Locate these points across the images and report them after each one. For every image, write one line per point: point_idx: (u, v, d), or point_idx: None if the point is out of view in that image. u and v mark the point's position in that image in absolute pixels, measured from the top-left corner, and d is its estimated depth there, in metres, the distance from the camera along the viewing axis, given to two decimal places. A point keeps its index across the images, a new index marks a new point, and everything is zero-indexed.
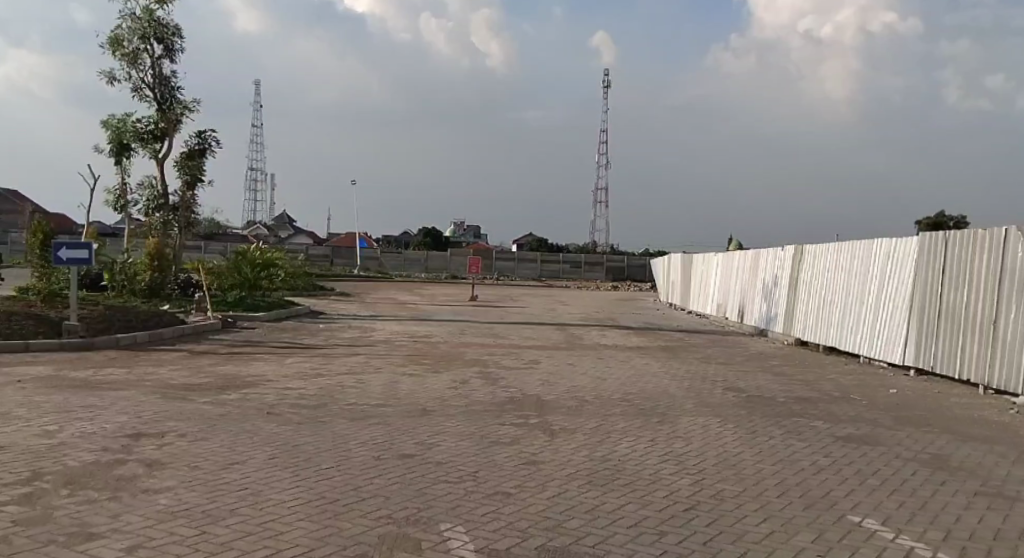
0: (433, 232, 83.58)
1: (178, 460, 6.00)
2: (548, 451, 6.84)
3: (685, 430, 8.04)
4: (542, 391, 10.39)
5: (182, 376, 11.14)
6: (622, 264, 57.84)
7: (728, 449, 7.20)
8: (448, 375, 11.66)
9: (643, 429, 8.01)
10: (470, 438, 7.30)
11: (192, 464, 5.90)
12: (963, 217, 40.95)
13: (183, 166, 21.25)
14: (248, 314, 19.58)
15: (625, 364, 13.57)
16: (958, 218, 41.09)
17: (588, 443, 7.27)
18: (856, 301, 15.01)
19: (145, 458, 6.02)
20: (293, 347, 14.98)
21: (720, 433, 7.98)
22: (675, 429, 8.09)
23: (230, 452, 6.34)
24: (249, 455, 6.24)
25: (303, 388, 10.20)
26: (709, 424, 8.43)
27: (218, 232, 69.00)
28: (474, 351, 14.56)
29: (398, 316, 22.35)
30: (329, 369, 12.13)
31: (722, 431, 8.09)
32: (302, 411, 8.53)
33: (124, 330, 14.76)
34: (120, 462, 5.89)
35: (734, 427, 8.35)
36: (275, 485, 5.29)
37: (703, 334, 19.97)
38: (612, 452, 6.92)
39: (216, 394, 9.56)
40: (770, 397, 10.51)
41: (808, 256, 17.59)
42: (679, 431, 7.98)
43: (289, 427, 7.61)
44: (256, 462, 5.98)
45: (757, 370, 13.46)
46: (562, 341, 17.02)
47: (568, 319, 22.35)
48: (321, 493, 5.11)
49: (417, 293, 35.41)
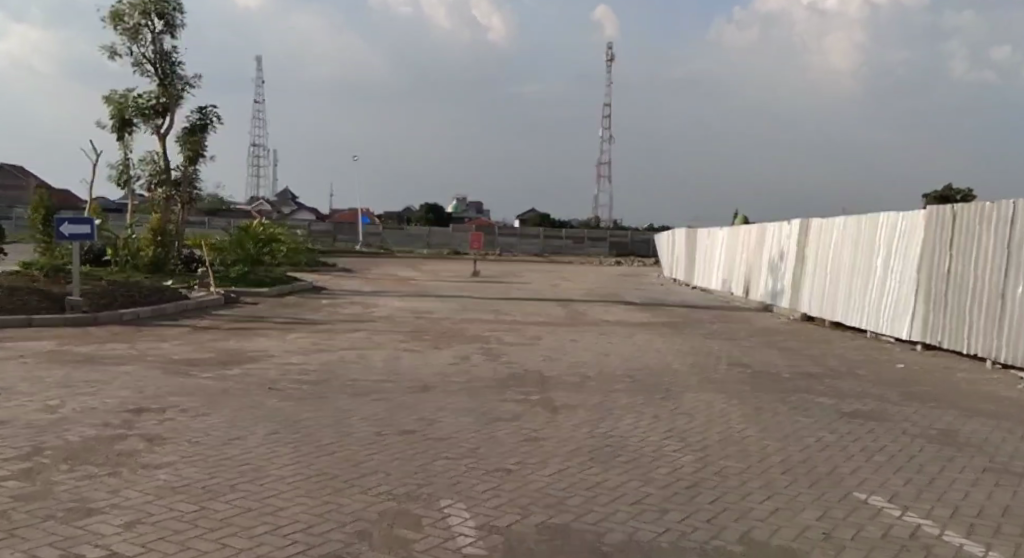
0: (435, 208, 83.37)
1: (180, 435, 5.98)
2: (551, 427, 6.82)
3: (688, 406, 8.02)
4: (544, 367, 10.37)
5: (184, 351, 11.12)
6: (625, 240, 57.71)
7: (731, 426, 7.17)
8: (450, 351, 11.65)
9: (646, 405, 7.99)
10: (473, 414, 7.29)
11: (193, 439, 5.88)
12: (969, 189, 40.74)
13: (185, 141, 21.14)
14: (252, 290, 19.57)
15: (627, 340, 13.57)
16: (966, 190, 40.89)
17: (591, 419, 7.25)
18: (861, 276, 14.94)
19: (146, 433, 6.00)
20: (296, 322, 14.99)
21: (724, 410, 7.94)
22: (678, 405, 8.06)
23: (231, 427, 6.33)
24: (250, 430, 6.22)
25: (305, 364, 10.18)
26: (712, 400, 8.41)
27: (221, 207, 68.84)
28: (476, 327, 14.55)
29: (401, 292, 22.31)
30: (332, 345, 12.13)
31: (726, 407, 8.06)
32: (304, 386, 8.51)
33: (127, 306, 14.74)
34: (121, 436, 5.87)
35: (737, 403, 8.33)
36: (276, 460, 5.28)
37: (706, 309, 19.95)
38: (615, 428, 6.91)
39: (219, 369, 9.55)
40: (774, 372, 10.49)
41: (814, 230, 17.49)
42: (682, 407, 7.96)
43: (291, 402, 7.60)
44: (258, 437, 5.97)
45: (761, 345, 13.41)
46: (565, 316, 17.01)
47: (571, 295, 22.31)
48: (323, 469, 5.09)
49: (420, 269, 35.35)
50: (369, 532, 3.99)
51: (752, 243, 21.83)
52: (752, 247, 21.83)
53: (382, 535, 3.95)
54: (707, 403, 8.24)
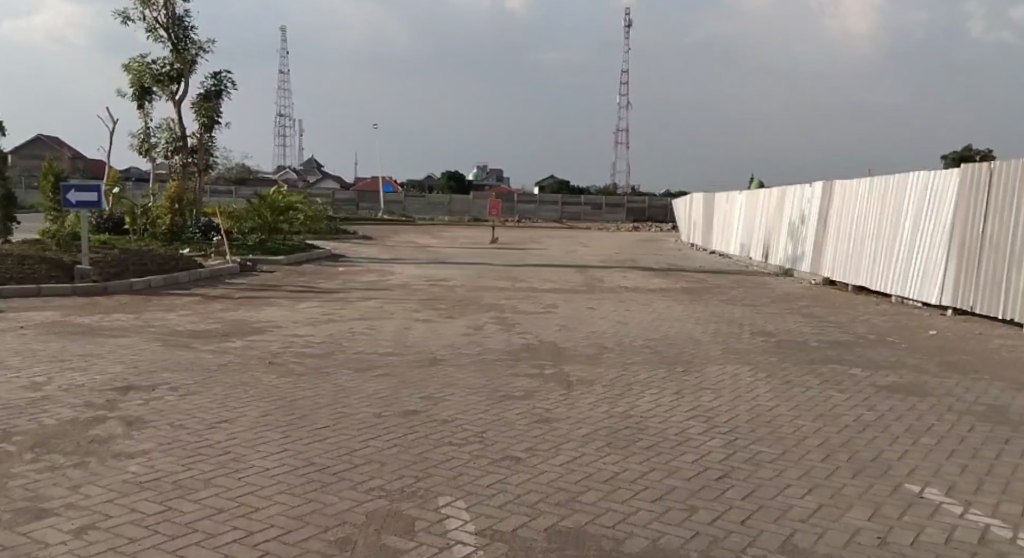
0: (454, 175, 82.54)
1: (163, 417, 5.50)
2: (564, 406, 6.30)
3: (716, 380, 7.45)
4: (560, 338, 9.81)
5: (190, 320, 10.64)
6: (642, 205, 56.79)
7: (762, 402, 6.59)
8: (463, 320, 11.15)
9: (669, 380, 7.42)
10: (479, 392, 6.76)
11: (176, 422, 5.40)
12: (990, 149, 39.58)
13: (199, 108, 20.49)
14: (267, 258, 19.07)
15: (647, 307, 12.99)
16: (985, 151, 39.76)
17: (608, 396, 6.70)
18: (887, 240, 14.20)
19: (127, 416, 5.52)
20: (308, 290, 14.56)
21: (754, 383, 7.36)
22: (704, 379, 7.49)
23: (219, 408, 5.84)
24: (240, 411, 5.74)
25: (310, 335, 9.69)
26: (741, 373, 7.83)
27: (244, 176, 68.47)
28: (490, 295, 14.00)
29: (416, 259, 21.80)
30: (340, 314, 11.67)
31: (755, 381, 7.48)
32: (305, 360, 8.03)
33: (139, 274, 14.07)
34: (99, 419, 5.40)
35: (766, 375, 7.74)
36: (262, 449, 4.81)
37: (726, 274, 19.25)
38: (635, 406, 6.35)
39: (222, 340, 9.05)
40: (802, 340, 9.88)
41: (836, 192, 16.69)
42: (709, 382, 7.39)
43: (288, 379, 7.11)
44: (246, 421, 5.49)
45: (790, 312, 12.73)
46: (582, 283, 16.45)
47: (588, 261, 21.68)
48: (312, 460, 4.63)
49: (438, 236, 34.80)
50: (353, 540, 3.51)
51: (771, 206, 21.04)
52: (771, 210, 21.05)
53: (368, 544, 3.47)
54: (736, 376, 7.66)
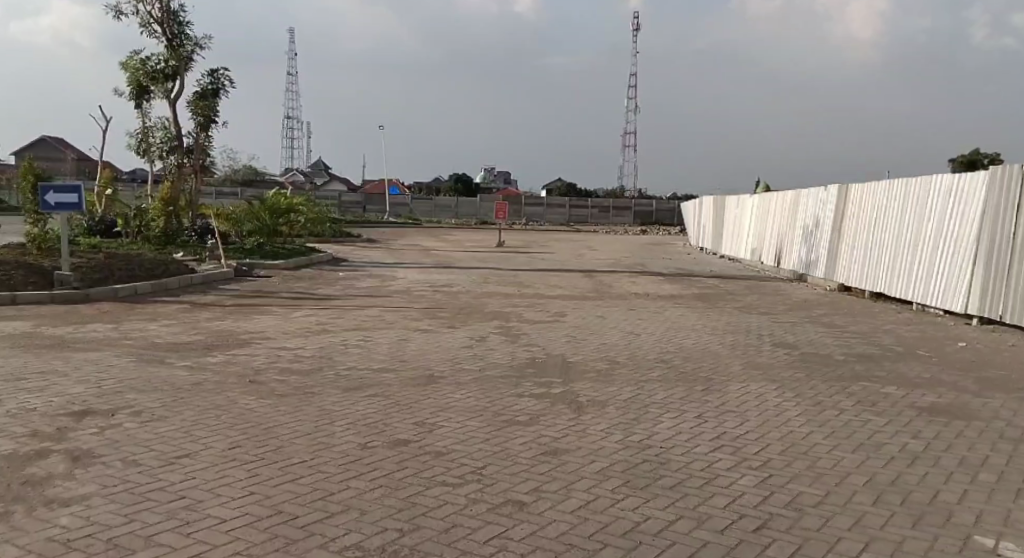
0: (461, 178, 81.85)
1: (107, 463, 4.94)
2: (573, 434, 5.62)
3: (739, 401, 6.74)
4: (567, 350, 9.09)
5: (173, 331, 9.98)
6: (649, 209, 55.96)
7: (794, 427, 5.89)
8: (464, 331, 10.45)
9: (688, 401, 6.72)
10: (478, 417, 6.08)
11: (121, 468, 4.87)
12: (999, 153, 38.79)
13: (195, 106, 19.85)
14: (264, 262, 18.37)
15: (659, 315, 12.29)
16: (996, 155, 38.89)
17: (621, 421, 6.01)
18: (907, 246, 13.46)
19: (67, 458, 4.90)
20: (303, 297, 13.91)
21: (782, 404, 6.64)
22: (726, 400, 6.79)
23: (176, 448, 5.20)
24: (201, 451, 5.13)
25: (299, 347, 9.00)
26: (767, 392, 7.12)
27: (251, 180, 68.00)
28: (494, 303, 13.29)
29: (420, 263, 21.13)
30: (336, 323, 11.00)
31: (784, 401, 6.76)
32: (287, 378, 7.35)
33: (123, 280, 13.45)
34: (35, 465, 4.80)
35: (794, 395, 7.02)
36: (224, 509, 4.20)
37: (738, 279, 18.53)
38: (653, 434, 5.65)
39: (201, 355, 8.39)
40: (828, 354, 9.12)
41: (854, 195, 15.93)
42: (732, 403, 6.68)
43: (266, 403, 6.43)
44: (212, 467, 4.85)
45: (812, 322, 11.99)
46: (591, 289, 15.75)
47: (595, 266, 20.97)
48: (284, 521, 4.03)
49: (444, 239, 34.11)
50: None
51: (784, 209, 20.27)
52: (784, 213, 20.28)
53: None
54: (761, 396, 6.95)
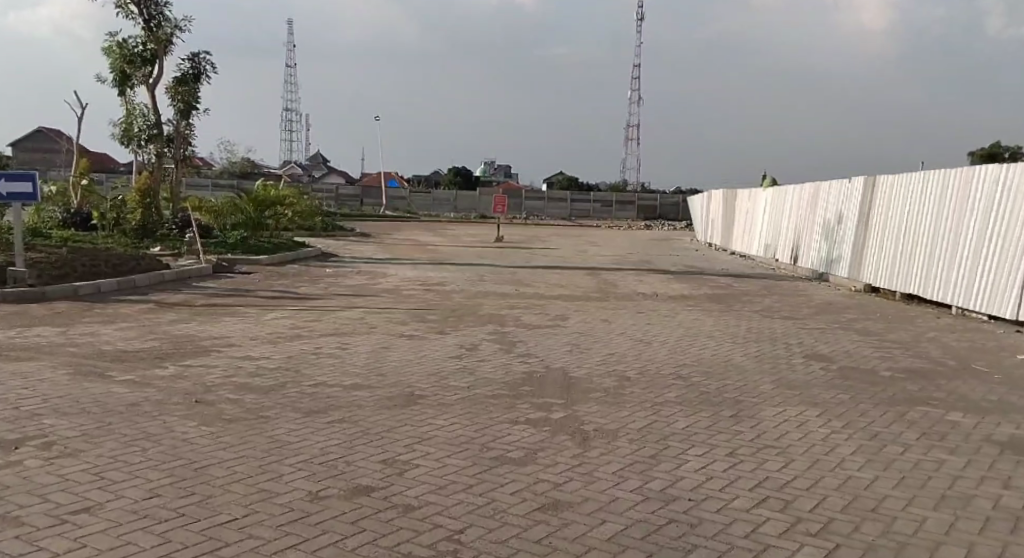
0: (461, 171, 80.51)
1: None
2: (579, 482, 4.56)
3: (781, 439, 5.65)
4: (570, 363, 8.01)
5: (127, 335, 8.85)
6: (654, 202, 54.80)
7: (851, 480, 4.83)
8: (455, 337, 9.39)
9: (718, 437, 5.63)
10: (460, 454, 5.00)
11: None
12: (1021, 146, 37.59)
13: (175, 92, 18.69)
14: (247, 257, 17.23)
15: (670, 319, 11.22)
16: (1016, 148, 37.68)
17: (641, 463, 4.93)
18: (944, 244, 12.40)
19: None
20: (284, 296, 12.84)
21: (833, 442, 5.56)
22: (763, 436, 5.71)
23: (77, 503, 4.09)
24: (107, 508, 4.04)
25: (265, 357, 7.90)
26: (809, 423, 6.03)
27: (248, 171, 66.53)
28: (489, 304, 12.20)
29: (414, 259, 20.05)
30: (314, 327, 9.95)
31: (833, 437, 5.68)
32: (241, 399, 6.25)
33: (86, 277, 12.18)
34: None
35: (841, 427, 5.94)
36: None
37: (752, 278, 17.47)
38: (679, 485, 4.57)
39: (149, 367, 7.27)
40: (868, 371, 8.07)
41: (882, 188, 14.85)
42: (770, 440, 5.60)
43: (209, 431, 5.32)
44: (113, 532, 3.77)
45: (838, 329, 10.89)
46: (595, 288, 14.68)
47: (599, 263, 19.89)
48: None
49: (439, 234, 32.96)
50: None
51: (802, 204, 19.18)
52: (802, 207, 19.20)
53: None
54: (804, 429, 5.86)
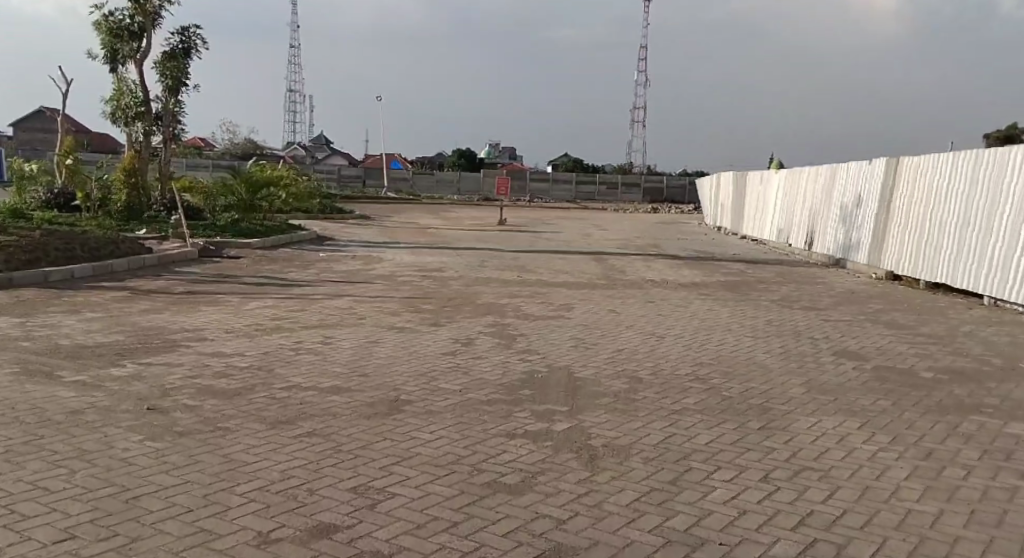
0: (466, 153, 79.39)
1: None
2: (584, 528, 3.82)
3: (819, 464, 4.89)
4: (576, 362, 7.25)
5: (89, 327, 8.08)
6: (660, 185, 53.86)
7: (909, 524, 4.08)
8: (451, 330, 8.63)
9: (747, 462, 4.85)
10: (443, 482, 4.28)
11: None
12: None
13: (164, 68, 17.76)
14: (238, 240, 16.43)
15: (683, 309, 10.44)
16: None
17: (657, 502, 4.17)
18: (975, 230, 11.56)
19: None
20: (271, 283, 12.07)
21: (879, 469, 4.81)
22: (798, 459, 4.94)
23: None
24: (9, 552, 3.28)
25: (238, 354, 7.12)
26: (848, 443, 5.27)
27: (248, 152, 65.49)
28: (489, 292, 11.39)
29: (413, 243, 19.27)
30: (298, 317, 9.20)
31: (878, 462, 4.93)
32: (201, 407, 5.47)
33: (59, 262, 11.38)
34: None
35: (885, 448, 5.18)
36: None
37: (765, 264, 16.67)
38: (706, 540, 3.80)
39: (105, 365, 6.50)
40: (905, 370, 7.30)
41: (905, 170, 13.98)
42: (809, 465, 4.84)
43: (154, 448, 4.54)
44: None
45: (865, 319, 10.08)
46: (602, 275, 13.89)
47: (606, 247, 19.09)
48: None
49: (441, 216, 32.06)
50: None
51: (818, 186, 18.30)
52: (818, 190, 18.32)
53: None
54: (845, 452, 5.09)
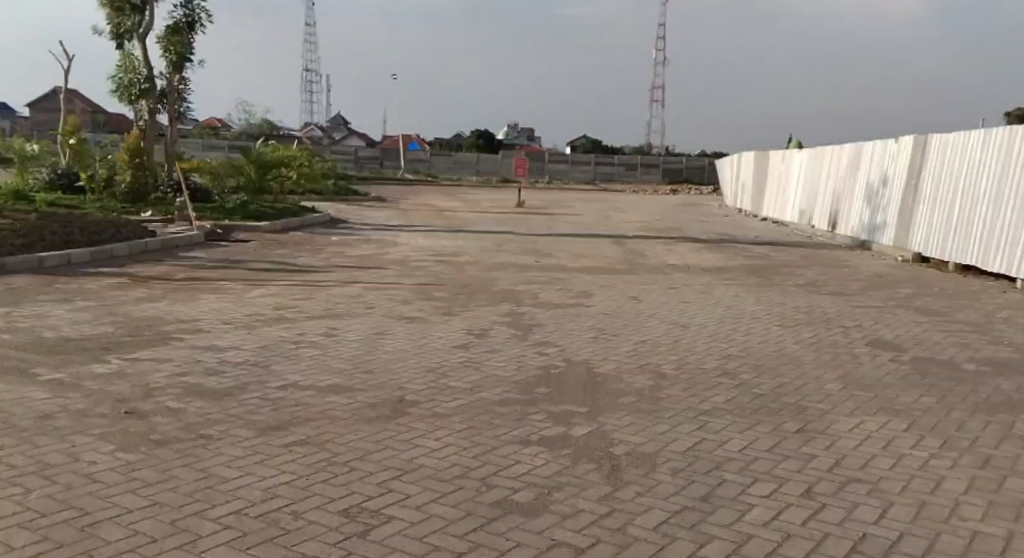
0: (484, 133, 78.57)
1: None
2: None
3: (867, 475, 4.23)
4: (595, 355, 6.72)
5: (79, 317, 7.66)
6: (679, 166, 52.97)
7: (976, 551, 3.44)
8: (461, 320, 8.10)
9: (788, 471, 4.29)
10: (448, 501, 3.79)
11: None
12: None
13: (167, 43, 17.27)
14: (245, 223, 15.97)
15: (708, 296, 9.87)
16: None
17: (689, 525, 3.63)
18: (1007, 209, 10.81)
19: None
20: (278, 268, 11.62)
21: (934, 481, 4.14)
22: (842, 469, 4.29)
23: None
24: None
25: (232, 348, 6.66)
26: (895, 448, 4.59)
27: (266, 132, 65.13)
28: (505, 278, 10.85)
29: (426, 226, 18.75)
30: (301, 305, 8.72)
31: (930, 472, 4.25)
32: (186, 412, 5.01)
33: (54, 245, 10.99)
34: None
35: (936, 455, 4.50)
36: None
37: (790, 247, 16.02)
38: None
39: (87, 361, 6.06)
40: (954, 360, 6.68)
41: (933, 147, 13.22)
42: (856, 477, 4.18)
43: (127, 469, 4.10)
44: None
45: (902, 302, 9.35)
46: (621, 259, 13.33)
47: (626, 230, 18.50)
48: None
49: (459, 198, 31.49)
50: None
51: (843, 165, 17.53)
52: (842, 169, 17.55)
53: None
54: (892, 460, 4.42)
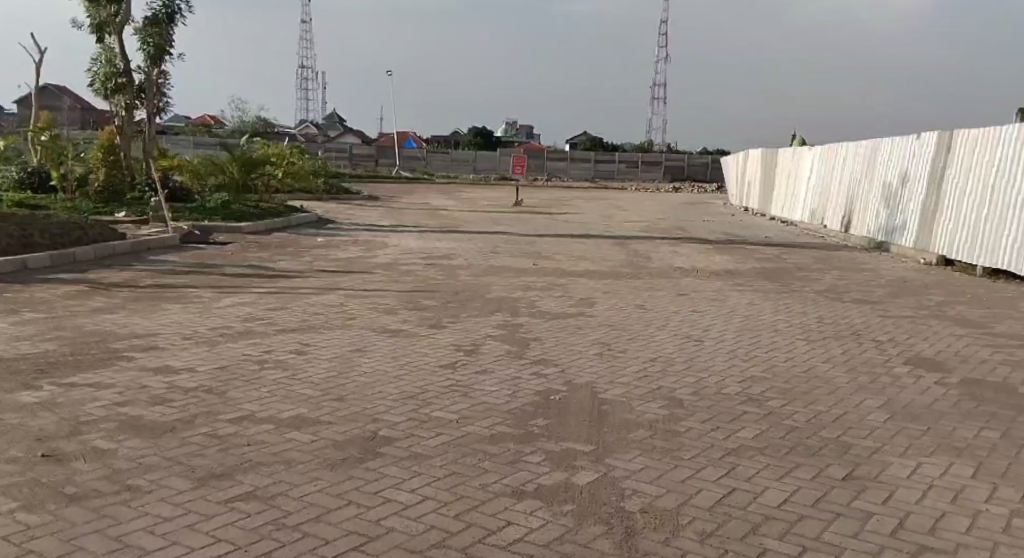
0: (482, 129, 77.50)
1: None
2: None
3: (935, 544, 3.48)
4: (600, 377, 5.92)
5: (22, 331, 6.85)
6: (681, 163, 52.18)
7: None
8: (451, 333, 7.30)
9: (837, 537, 3.53)
10: None
11: None
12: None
13: (145, 35, 16.39)
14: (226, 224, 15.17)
15: (722, 304, 9.08)
16: None
17: None
18: None
19: None
20: (256, 273, 10.81)
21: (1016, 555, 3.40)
22: (904, 534, 3.55)
23: None
24: None
25: (186, 372, 5.87)
26: (964, 504, 3.83)
27: (261, 130, 64.12)
28: (501, 284, 10.04)
29: (419, 226, 17.92)
30: (274, 317, 7.91)
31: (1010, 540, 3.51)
32: (116, 460, 4.24)
33: (13, 249, 10.17)
34: None
35: (1015, 515, 3.74)
36: None
37: (802, 248, 15.22)
38: None
39: (14, 389, 5.28)
40: (1010, 382, 5.87)
41: (959, 143, 12.40)
42: (921, 547, 3.45)
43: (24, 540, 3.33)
44: None
45: (934, 312, 8.53)
46: (625, 262, 12.53)
47: (628, 230, 17.69)
48: None
49: (456, 197, 30.62)
50: None
51: (858, 162, 16.71)
52: (858, 167, 16.73)
53: None
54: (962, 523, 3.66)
